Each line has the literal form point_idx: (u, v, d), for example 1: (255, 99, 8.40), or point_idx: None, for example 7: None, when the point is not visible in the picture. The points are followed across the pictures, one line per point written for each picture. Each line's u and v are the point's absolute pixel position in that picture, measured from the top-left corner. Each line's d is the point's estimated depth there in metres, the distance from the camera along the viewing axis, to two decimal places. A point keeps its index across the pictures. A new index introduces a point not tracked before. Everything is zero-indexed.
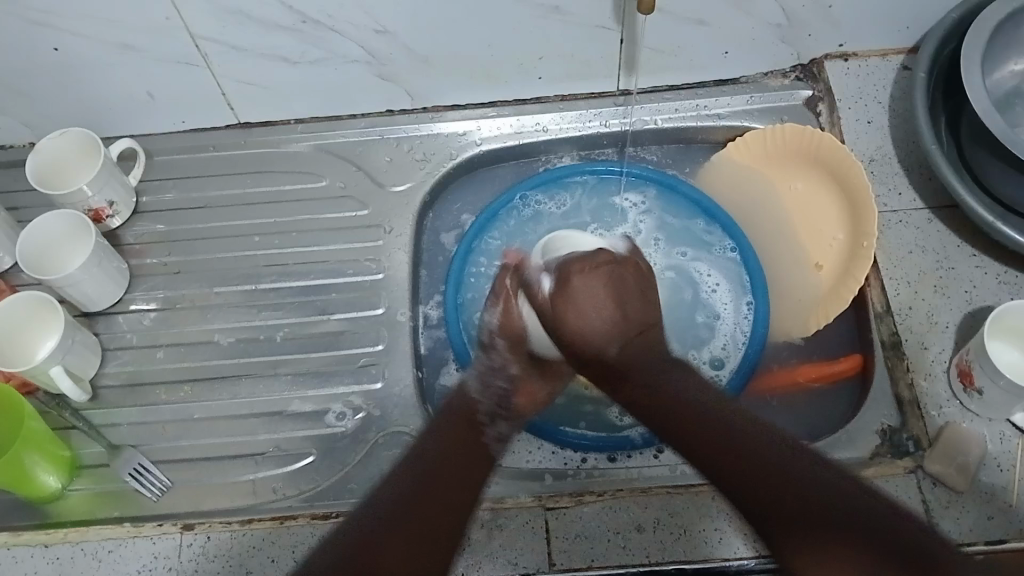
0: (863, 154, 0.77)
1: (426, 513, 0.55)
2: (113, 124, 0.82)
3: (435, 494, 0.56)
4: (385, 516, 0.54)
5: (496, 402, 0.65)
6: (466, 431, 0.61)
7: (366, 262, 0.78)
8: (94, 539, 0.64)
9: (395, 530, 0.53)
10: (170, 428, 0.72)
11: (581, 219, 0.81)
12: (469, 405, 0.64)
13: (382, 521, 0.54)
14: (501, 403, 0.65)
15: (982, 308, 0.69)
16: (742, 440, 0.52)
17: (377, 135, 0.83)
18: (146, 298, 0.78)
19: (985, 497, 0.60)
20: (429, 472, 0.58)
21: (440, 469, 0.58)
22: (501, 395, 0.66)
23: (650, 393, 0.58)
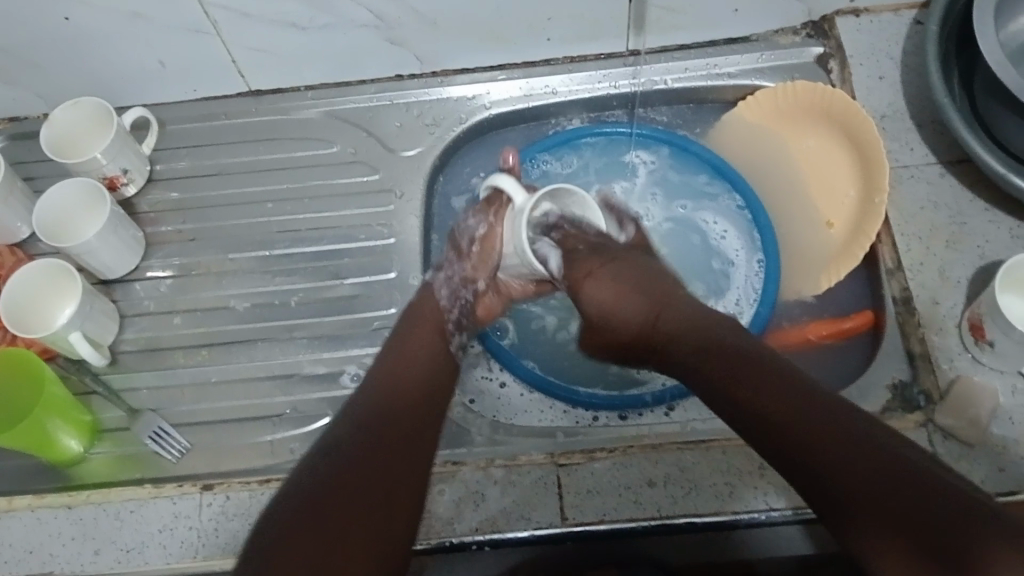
0: (875, 110, 0.76)
1: (388, 440, 0.55)
2: (126, 94, 0.83)
3: (393, 427, 0.56)
4: (348, 446, 0.54)
5: (460, 312, 0.69)
6: (416, 360, 0.62)
7: (378, 227, 0.79)
8: (116, 500, 0.66)
9: (358, 454, 0.53)
10: (188, 392, 0.73)
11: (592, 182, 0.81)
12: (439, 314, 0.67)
13: (343, 446, 0.54)
14: (463, 314, 0.69)
15: (994, 262, 0.68)
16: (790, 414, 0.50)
17: (386, 100, 0.83)
18: (162, 266, 0.79)
19: (997, 449, 0.61)
20: (387, 401, 0.58)
21: (400, 400, 0.58)
22: (465, 306, 0.70)
23: (711, 361, 0.56)
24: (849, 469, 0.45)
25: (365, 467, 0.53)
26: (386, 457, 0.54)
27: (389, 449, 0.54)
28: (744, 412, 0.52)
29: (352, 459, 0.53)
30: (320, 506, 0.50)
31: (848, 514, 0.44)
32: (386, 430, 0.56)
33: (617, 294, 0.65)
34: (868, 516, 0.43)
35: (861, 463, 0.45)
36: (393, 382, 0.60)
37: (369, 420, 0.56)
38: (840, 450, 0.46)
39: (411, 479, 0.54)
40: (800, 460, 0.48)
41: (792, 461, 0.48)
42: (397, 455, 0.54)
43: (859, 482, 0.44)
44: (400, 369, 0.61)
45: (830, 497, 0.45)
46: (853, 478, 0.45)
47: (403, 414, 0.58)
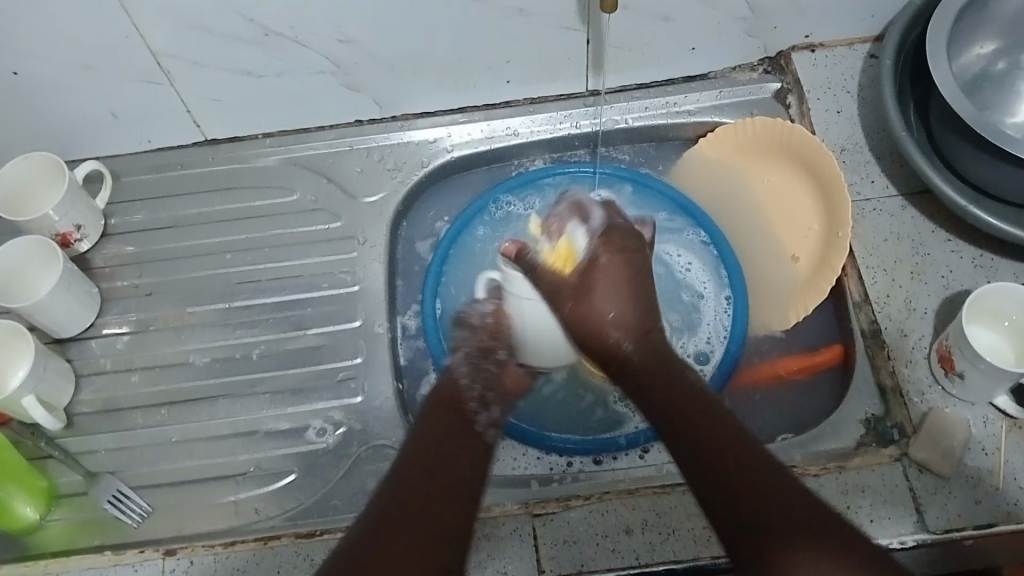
0: (835, 144, 0.77)
1: (425, 500, 0.52)
2: (79, 147, 0.81)
3: (429, 485, 0.53)
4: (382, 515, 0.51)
5: (484, 387, 0.62)
6: (450, 431, 0.57)
7: (341, 275, 0.78)
8: (75, 569, 0.62)
9: (393, 518, 0.51)
10: (148, 453, 0.71)
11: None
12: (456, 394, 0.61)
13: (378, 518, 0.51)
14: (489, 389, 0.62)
15: (959, 292, 0.68)
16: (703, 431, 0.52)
17: (347, 145, 0.82)
18: (118, 322, 0.77)
19: (972, 481, 0.60)
20: (419, 462, 0.55)
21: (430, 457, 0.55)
22: (489, 381, 0.63)
23: (657, 378, 0.56)
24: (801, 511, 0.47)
25: (405, 534, 0.50)
26: (426, 517, 0.51)
27: (426, 501, 0.52)
28: (682, 440, 0.53)
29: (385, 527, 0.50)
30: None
31: (781, 553, 0.46)
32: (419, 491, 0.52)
33: (623, 301, 0.58)
34: (812, 557, 0.45)
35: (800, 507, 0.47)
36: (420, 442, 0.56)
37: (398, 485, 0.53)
38: (777, 488, 0.48)
39: (453, 527, 0.51)
40: (737, 495, 0.49)
41: (715, 482, 0.50)
42: (432, 512, 0.51)
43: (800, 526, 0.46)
44: (430, 426, 0.57)
45: (763, 532, 0.47)
46: (802, 517, 0.47)
47: (436, 472, 0.54)
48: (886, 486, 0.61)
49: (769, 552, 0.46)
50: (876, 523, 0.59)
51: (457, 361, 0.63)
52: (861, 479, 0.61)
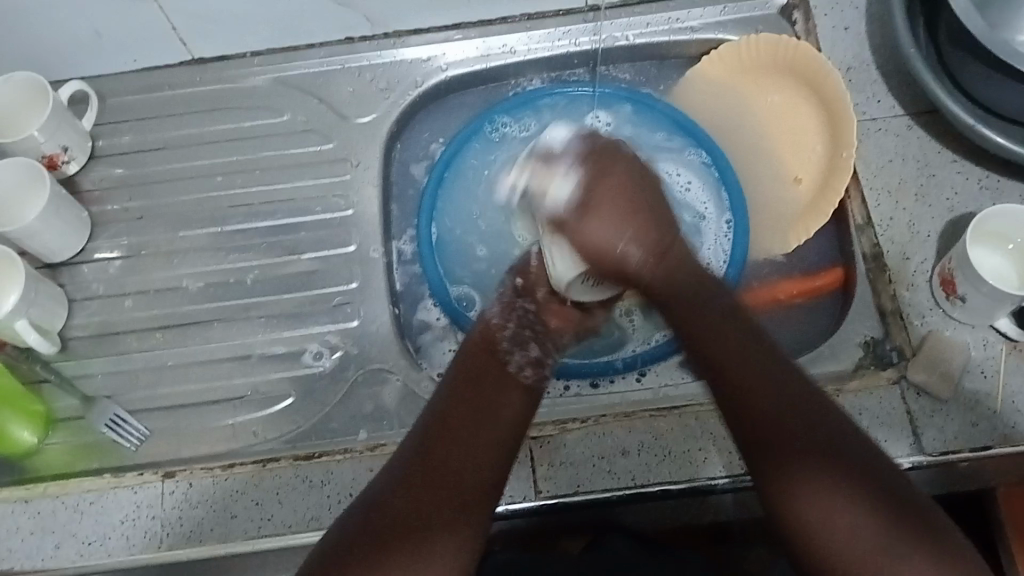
0: (841, 62, 0.75)
1: (476, 423, 0.54)
2: (61, 67, 0.79)
3: (477, 403, 0.55)
4: (434, 430, 0.54)
5: (519, 324, 0.62)
6: (495, 355, 0.58)
7: (335, 198, 0.76)
8: (75, 492, 0.63)
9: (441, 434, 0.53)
10: (144, 377, 0.71)
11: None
12: (493, 331, 0.60)
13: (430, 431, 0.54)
14: (524, 325, 0.62)
15: (963, 214, 0.67)
16: (744, 359, 0.53)
17: (338, 64, 0.80)
18: (109, 246, 0.76)
19: (970, 403, 0.60)
20: (472, 381, 0.56)
21: (485, 379, 0.57)
22: (525, 318, 0.62)
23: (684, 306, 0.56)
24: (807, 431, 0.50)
25: (454, 453, 0.53)
26: (474, 435, 0.53)
27: (446, 436, 0.53)
28: (722, 389, 0.53)
29: (439, 444, 0.53)
30: (407, 493, 0.50)
31: (790, 472, 0.49)
32: (470, 408, 0.55)
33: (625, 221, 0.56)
34: (815, 478, 0.48)
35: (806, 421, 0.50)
36: (469, 363, 0.58)
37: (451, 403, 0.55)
38: (775, 392, 0.51)
39: (497, 450, 0.54)
40: (771, 433, 0.50)
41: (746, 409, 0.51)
42: (479, 432, 0.54)
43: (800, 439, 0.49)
44: (481, 347, 0.58)
45: (776, 456, 0.49)
46: (802, 429, 0.50)
47: (485, 393, 0.56)
48: (884, 409, 0.61)
49: (777, 463, 0.49)
50: None
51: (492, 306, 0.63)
52: (859, 402, 0.61)
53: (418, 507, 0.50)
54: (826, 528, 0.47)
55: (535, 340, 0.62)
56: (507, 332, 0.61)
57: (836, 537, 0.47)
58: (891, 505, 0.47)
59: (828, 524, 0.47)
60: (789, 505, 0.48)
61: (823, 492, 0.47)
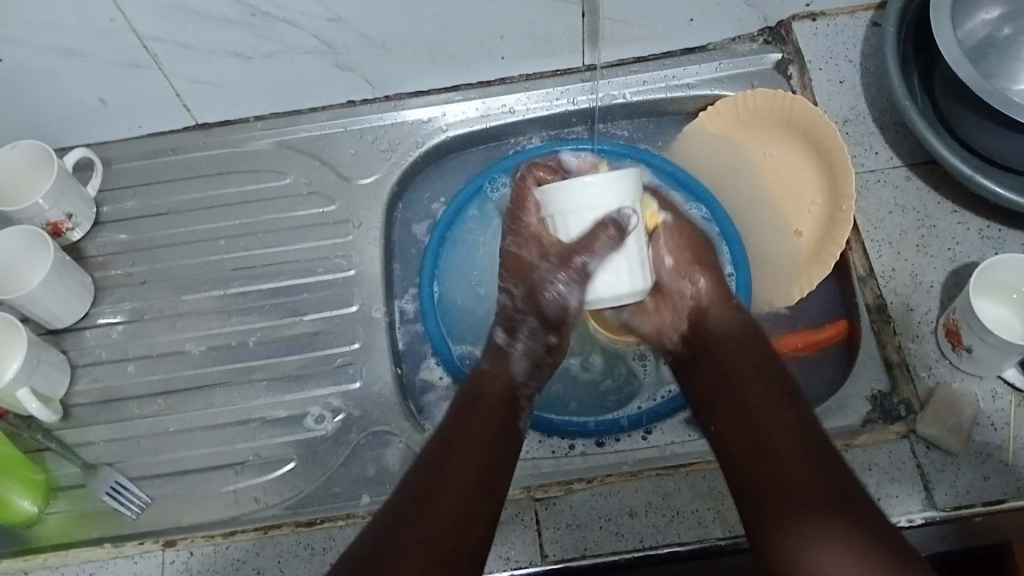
0: (837, 115, 0.75)
1: (476, 462, 0.55)
2: (66, 134, 0.80)
3: (483, 443, 0.56)
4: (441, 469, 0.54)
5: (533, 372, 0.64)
6: (499, 408, 0.60)
7: (337, 259, 0.76)
8: (75, 562, 0.62)
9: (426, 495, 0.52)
10: (146, 442, 0.70)
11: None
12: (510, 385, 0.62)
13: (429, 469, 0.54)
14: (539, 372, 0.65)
15: (966, 265, 0.67)
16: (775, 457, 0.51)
17: (340, 127, 0.81)
18: (112, 311, 0.76)
19: (981, 457, 0.59)
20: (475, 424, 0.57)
21: (489, 420, 0.58)
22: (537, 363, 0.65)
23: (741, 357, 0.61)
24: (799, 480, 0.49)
25: (450, 492, 0.52)
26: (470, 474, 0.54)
27: (427, 499, 0.51)
28: (748, 466, 0.53)
29: (437, 484, 0.52)
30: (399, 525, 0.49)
31: (790, 521, 0.47)
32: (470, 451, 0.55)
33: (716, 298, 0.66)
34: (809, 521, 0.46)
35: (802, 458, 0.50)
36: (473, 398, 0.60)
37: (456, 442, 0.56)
38: (797, 486, 0.49)
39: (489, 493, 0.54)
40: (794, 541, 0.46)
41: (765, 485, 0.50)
42: (482, 475, 0.54)
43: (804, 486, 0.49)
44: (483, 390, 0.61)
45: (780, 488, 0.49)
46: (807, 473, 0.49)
47: (480, 440, 0.56)
48: (894, 464, 0.60)
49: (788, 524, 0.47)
50: (884, 501, 0.58)
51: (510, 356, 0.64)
52: (868, 457, 0.60)
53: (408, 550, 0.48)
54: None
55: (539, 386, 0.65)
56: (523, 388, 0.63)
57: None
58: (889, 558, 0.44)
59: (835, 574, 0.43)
60: (804, 553, 0.45)
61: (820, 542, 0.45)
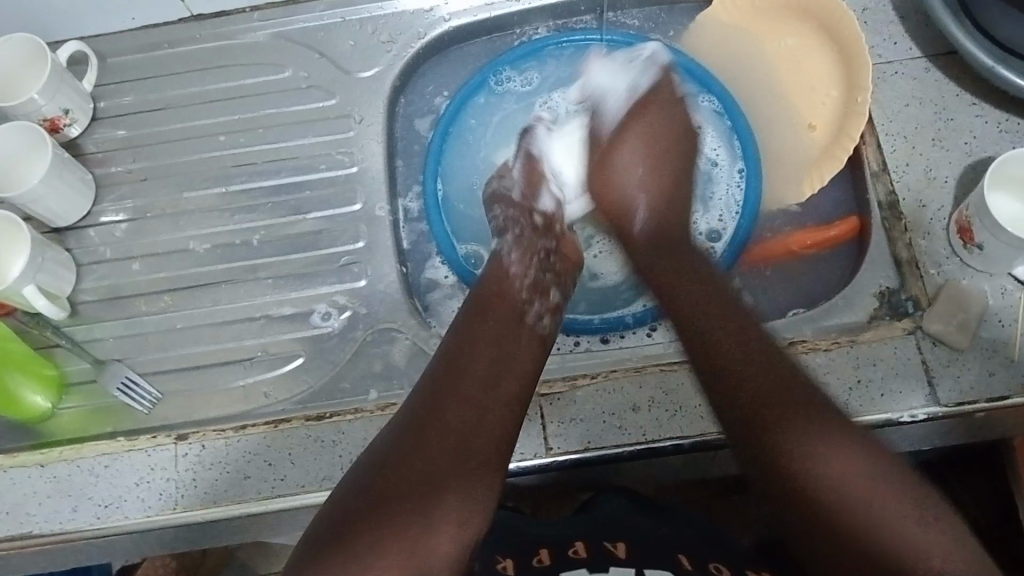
0: (856, 3, 0.72)
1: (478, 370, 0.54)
2: (57, 27, 0.77)
3: (477, 349, 0.56)
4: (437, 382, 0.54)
5: (539, 269, 0.63)
6: (506, 311, 0.59)
7: (339, 156, 0.75)
8: (90, 455, 0.63)
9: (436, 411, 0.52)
10: (155, 339, 0.71)
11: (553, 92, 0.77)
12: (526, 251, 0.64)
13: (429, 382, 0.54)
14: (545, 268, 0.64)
15: (982, 159, 0.65)
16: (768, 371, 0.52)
17: (338, 17, 0.78)
18: (115, 209, 0.75)
19: (987, 353, 0.59)
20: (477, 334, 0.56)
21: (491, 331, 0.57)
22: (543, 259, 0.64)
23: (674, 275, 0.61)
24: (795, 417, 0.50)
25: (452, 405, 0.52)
26: (472, 387, 0.53)
27: (436, 414, 0.52)
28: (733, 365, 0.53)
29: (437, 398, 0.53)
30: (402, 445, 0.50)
31: (791, 426, 0.49)
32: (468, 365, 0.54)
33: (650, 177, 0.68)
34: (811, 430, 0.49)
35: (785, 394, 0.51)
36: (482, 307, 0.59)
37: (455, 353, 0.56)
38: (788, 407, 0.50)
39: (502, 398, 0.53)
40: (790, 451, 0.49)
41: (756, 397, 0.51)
42: (489, 387, 0.54)
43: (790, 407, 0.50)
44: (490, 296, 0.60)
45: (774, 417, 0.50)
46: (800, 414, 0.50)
47: (496, 345, 0.56)
48: (898, 361, 0.60)
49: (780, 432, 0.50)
50: (887, 397, 0.59)
51: (508, 246, 0.65)
52: (873, 353, 0.60)
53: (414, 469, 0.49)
54: (828, 492, 0.47)
55: (554, 284, 0.63)
56: (522, 282, 0.62)
57: (838, 485, 0.47)
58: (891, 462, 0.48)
59: (829, 471, 0.48)
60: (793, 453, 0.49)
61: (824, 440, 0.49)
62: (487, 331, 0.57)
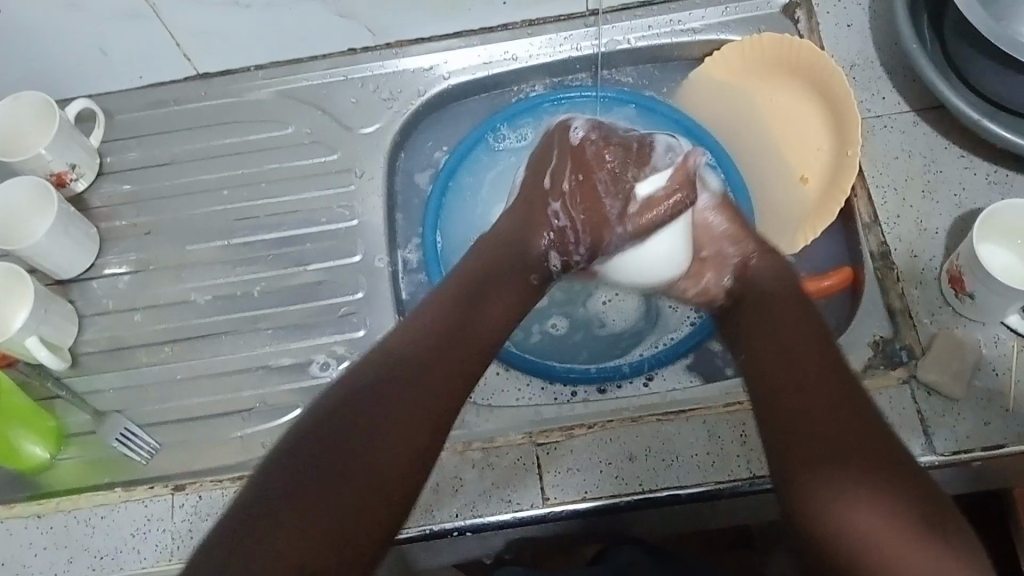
0: (845, 59, 0.74)
1: (446, 371, 0.52)
2: (68, 85, 0.80)
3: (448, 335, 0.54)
4: (401, 367, 0.51)
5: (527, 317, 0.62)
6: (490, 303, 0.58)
7: (339, 209, 0.76)
8: (86, 506, 0.63)
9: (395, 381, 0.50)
10: (154, 390, 0.71)
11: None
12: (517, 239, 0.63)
13: (393, 363, 0.51)
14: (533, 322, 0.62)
15: (971, 210, 0.66)
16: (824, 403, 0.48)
17: (341, 75, 0.80)
18: (119, 262, 0.76)
19: (982, 402, 0.59)
20: (450, 330, 0.54)
21: (475, 334, 0.55)
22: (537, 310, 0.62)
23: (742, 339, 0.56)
24: (829, 444, 0.46)
25: (413, 396, 0.49)
26: (439, 386, 0.51)
27: (396, 386, 0.50)
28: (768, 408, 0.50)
29: (392, 382, 0.50)
30: (351, 420, 0.47)
31: (820, 474, 0.45)
32: (445, 364, 0.52)
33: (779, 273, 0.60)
34: (842, 472, 0.45)
35: (813, 419, 0.47)
36: (463, 306, 0.56)
37: (431, 347, 0.52)
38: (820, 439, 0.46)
39: (456, 392, 0.51)
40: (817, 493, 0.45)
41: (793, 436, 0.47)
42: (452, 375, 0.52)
43: (827, 450, 0.46)
44: (467, 288, 0.58)
45: (805, 458, 0.46)
46: (847, 449, 0.46)
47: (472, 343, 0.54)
48: (894, 410, 0.60)
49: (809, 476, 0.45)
50: None
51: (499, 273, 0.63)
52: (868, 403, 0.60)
53: (366, 449, 0.46)
54: (851, 533, 0.43)
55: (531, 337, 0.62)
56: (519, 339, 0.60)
57: (860, 538, 0.43)
58: (912, 501, 0.43)
59: (840, 518, 0.43)
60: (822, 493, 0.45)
61: (855, 491, 0.44)
62: (459, 314, 0.55)
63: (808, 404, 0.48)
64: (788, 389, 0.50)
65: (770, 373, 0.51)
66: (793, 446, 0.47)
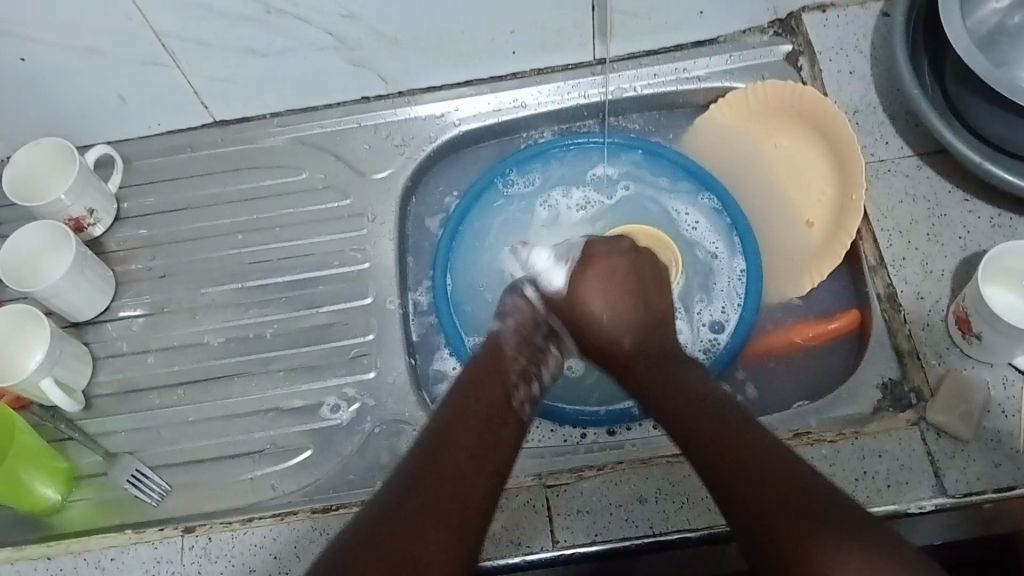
0: (848, 105, 0.75)
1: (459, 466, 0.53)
2: (87, 132, 0.82)
3: (466, 430, 0.56)
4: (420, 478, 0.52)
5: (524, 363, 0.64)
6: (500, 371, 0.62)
7: (351, 253, 0.78)
8: (96, 548, 0.63)
9: (429, 484, 0.51)
10: (166, 432, 0.72)
11: (556, 192, 0.80)
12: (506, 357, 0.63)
13: (424, 462, 0.53)
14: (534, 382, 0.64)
15: (977, 253, 0.67)
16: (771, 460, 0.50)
17: (354, 122, 0.82)
18: (134, 304, 0.77)
19: (992, 444, 0.59)
20: (454, 432, 0.55)
21: (473, 425, 0.56)
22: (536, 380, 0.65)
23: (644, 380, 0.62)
24: (783, 501, 0.47)
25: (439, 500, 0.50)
26: (457, 489, 0.52)
27: (430, 484, 0.52)
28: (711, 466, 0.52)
29: (410, 492, 0.51)
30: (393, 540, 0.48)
31: (797, 541, 0.45)
32: (454, 461, 0.53)
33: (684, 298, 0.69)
34: (817, 532, 0.45)
35: (766, 482, 0.48)
36: (460, 411, 0.58)
37: (436, 449, 0.54)
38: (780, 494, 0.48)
39: (477, 488, 0.52)
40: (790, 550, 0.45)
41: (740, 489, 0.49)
42: (477, 465, 0.54)
43: (798, 513, 0.46)
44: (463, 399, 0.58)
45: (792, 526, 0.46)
46: (812, 511, 0.46)
47: (484, 425, 0.57)
48: (903, 452, 0.60)
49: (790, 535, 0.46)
50: (894, 488, 0.58)
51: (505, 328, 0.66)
52: (877, 445, 0.60)
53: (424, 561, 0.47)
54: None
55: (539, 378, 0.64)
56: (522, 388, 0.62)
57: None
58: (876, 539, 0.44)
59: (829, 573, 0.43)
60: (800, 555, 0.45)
61: (831, 546, 0.44)
62: (477, 409, 0.58)
63: (747, 467, 0.50)
64: (730, 457, 0.51)
65: (700, 441, 0.53)
66: (747, 510, 0.48)
